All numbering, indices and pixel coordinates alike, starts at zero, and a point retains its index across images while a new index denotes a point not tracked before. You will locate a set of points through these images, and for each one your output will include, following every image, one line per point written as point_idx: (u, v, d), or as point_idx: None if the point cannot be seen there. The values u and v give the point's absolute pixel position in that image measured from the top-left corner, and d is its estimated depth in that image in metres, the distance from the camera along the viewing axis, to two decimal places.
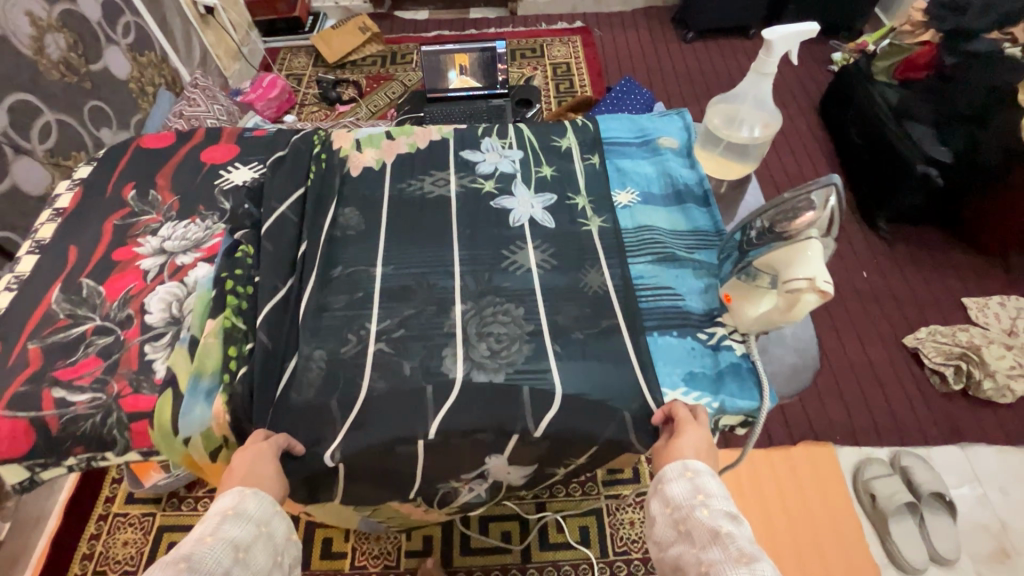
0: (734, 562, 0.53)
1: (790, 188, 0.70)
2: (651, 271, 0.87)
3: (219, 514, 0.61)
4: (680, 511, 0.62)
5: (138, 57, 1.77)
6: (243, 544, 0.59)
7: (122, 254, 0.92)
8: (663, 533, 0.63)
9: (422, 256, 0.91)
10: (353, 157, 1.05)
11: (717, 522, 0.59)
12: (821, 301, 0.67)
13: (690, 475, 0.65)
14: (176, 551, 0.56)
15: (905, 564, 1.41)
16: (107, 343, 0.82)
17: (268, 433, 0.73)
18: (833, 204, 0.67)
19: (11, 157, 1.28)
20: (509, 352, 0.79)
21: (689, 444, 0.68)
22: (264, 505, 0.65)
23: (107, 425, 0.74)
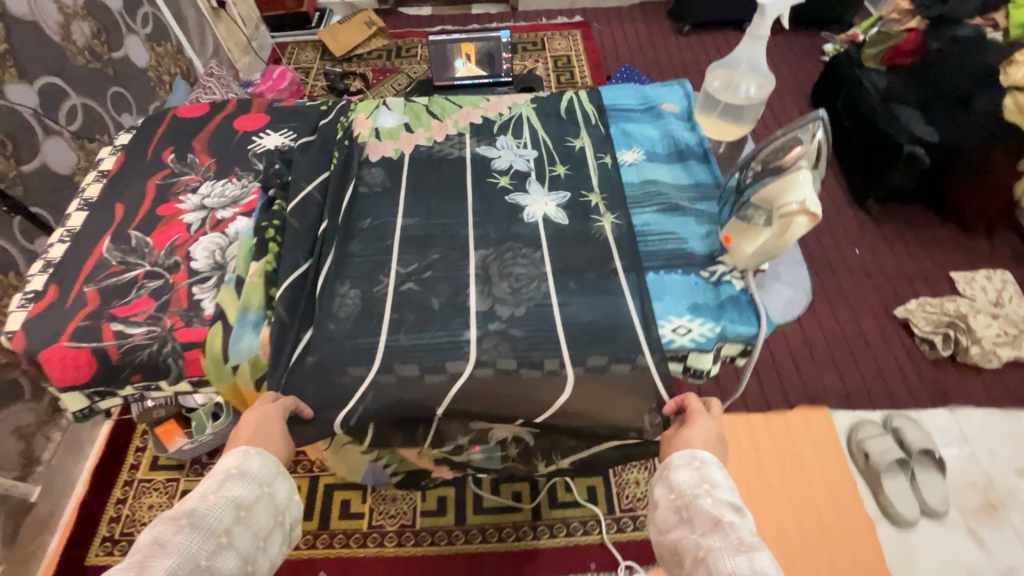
0: (733, 550, 0.58)
1: (783, 127, 0.81)
2: (655, 219, 0.94)
3: (224, 472, 0.66)
4: (683, 498, 0.67)
5: (155, 46, 1.83)
6: (244, 503, 0.64)
7: (166, 209, 1.00)
8: (664, 518, 0.68)
9: (445, 209, 0.98)
10: (371, 144, 1.08)
11: (717, 510, 0.63)
12: (812, 224, 0.76)
13: (698, 465, 0.70)
14: (180, 508, 0.61)
15: (896, 516, 1.49)
16: (158, 286, 0.88)
17: (276, 395, 0.79)
18: (820, 137, 0.77)
19: (41, 136, 1.35)
20: (529, 290, 0.87)
21: (697, 437, 0.74)
22: (266, 467, 0.70)
23: (163, 354, 0.82)
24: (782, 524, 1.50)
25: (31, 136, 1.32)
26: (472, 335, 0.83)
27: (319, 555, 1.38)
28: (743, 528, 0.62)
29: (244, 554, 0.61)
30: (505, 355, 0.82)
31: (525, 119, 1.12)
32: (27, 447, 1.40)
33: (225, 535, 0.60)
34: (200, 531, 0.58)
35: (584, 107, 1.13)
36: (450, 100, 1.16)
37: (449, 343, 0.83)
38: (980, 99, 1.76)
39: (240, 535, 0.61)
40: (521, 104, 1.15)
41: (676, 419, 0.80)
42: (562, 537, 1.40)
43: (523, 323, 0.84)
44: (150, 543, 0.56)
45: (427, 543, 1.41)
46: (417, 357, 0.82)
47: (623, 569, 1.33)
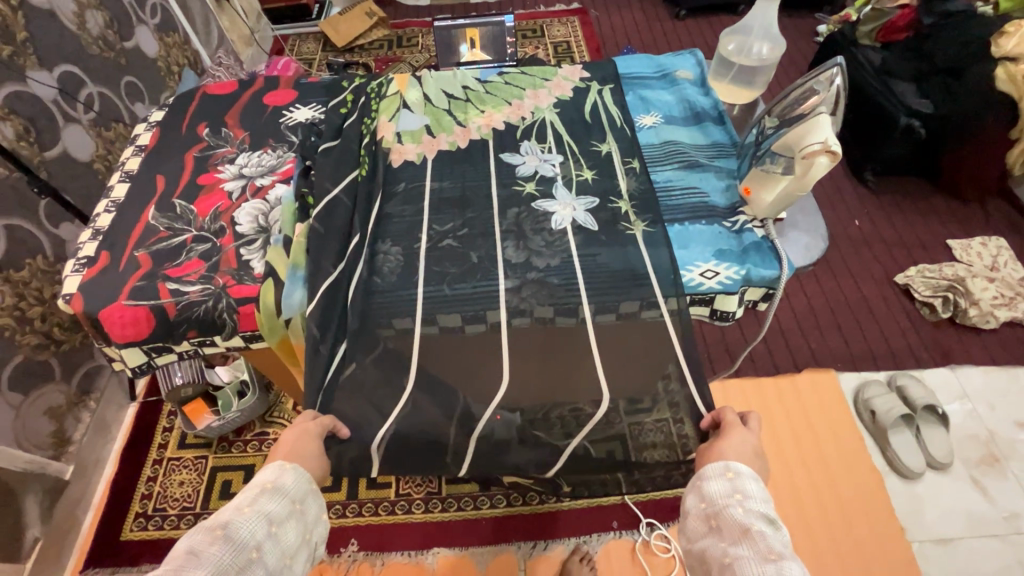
0: (760, 560, 0.57)
1: (801, 78, 0.88)
2: (677, 175, 0.99)
3: (259, 486, 0.65)
4: (714, 506, 0.66)
5: (164, 37, 1.79)
6: (276, 519, 0.62)
7: (206, 179, 1.03)
8: (694, 527, 0.67)
9: (475, 174, 1.02)
10: (395, 149, 1.07)
11: (748, 520, 0.62)
12: (833, 163, 0.80)
13: (731, 476, 0.68)
14: (214, 518, 0.59)
15: (903, 469, 1.55)
16: (206, 248, 0.92)
17: (315, 413, 0.79)
18: (837, 86, 0.84)
19: (62, 123, 1.32)
20: (562, 243, 0.91)
21: (731, 450, 0.71)
22: (301, 482, 0.68)
23: (218, 310, 0.86)
24: (794, 477, 1.57)
25: (53, 122, 1.29)
26: (511, 284, 0.88)
27: (349, 524, 1.34)
28: (775, 541, 0.60)
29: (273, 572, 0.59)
30: (542, 304, 0.87)
31: (548, 123, 1.10)
32: (59, 426, 1.34)
33: (256, 549, 0.59)
34: (232, 544, 0.57)
35: (609, 110, 1.11)
36: (472, 102, 1.15)
37: (487, 294, 0.88)
38: (973, 70, 1.80)
39: (271, 552, 0.60)
40: (544, 108, 1.13)
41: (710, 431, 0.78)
42: (585, 500, 1.37)
43: (559, 271, 0.89)
44: (184, 551, 0.54)
45: (455, 508, 1.36)
46: (460, 308, 0.87)
47: (644, 527, 1.32)
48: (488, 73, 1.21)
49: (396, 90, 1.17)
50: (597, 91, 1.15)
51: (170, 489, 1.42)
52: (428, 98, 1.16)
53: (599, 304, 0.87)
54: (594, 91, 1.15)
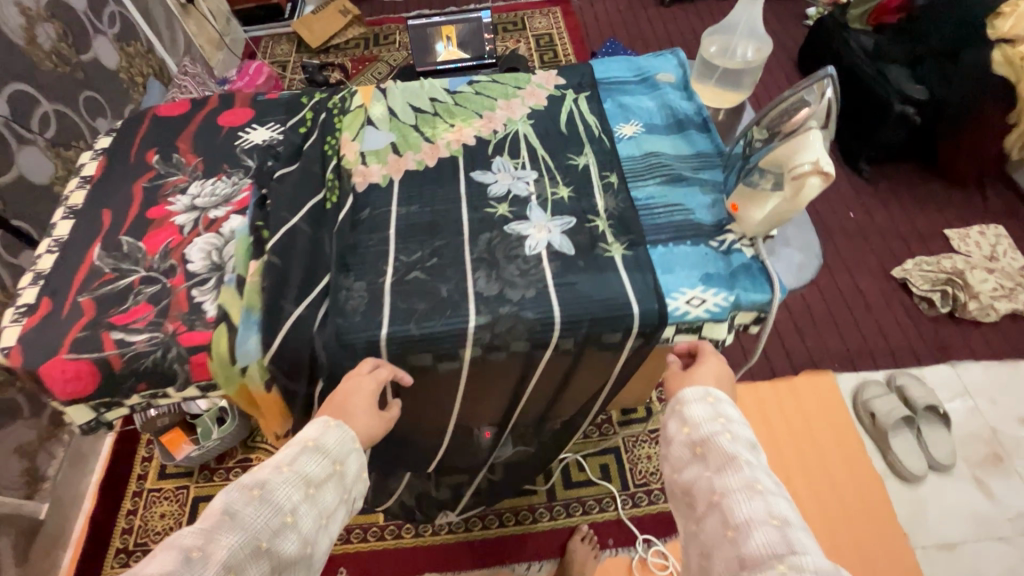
0: (747, 492, 0.60)
1: (790, 89, 0.80)
2: (660, 192, 0.93)
3: (300, 444, 0.65)
4: (699, 434, 0.68)
5: (125, 47, 1.69)
6: (314, 481, 0.62)
7: (156, 212, 0.96)
8: (677, 454, 0.69)
9: (444, 195, 0.95)
10: (358, 170, 0.99)
11: (734, 448, 0.65)
12: (824, 184, 0.73)
13: (711, 400, 0.71)
14: (255, 475, 0.59)
15: (905, 472, 1.51)
16: (155, 291, 0.86)
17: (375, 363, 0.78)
18: (831, 97, 0.75)
19: (15, 145, 1.23)
20: (537, 271, 0.84)
21: (706, 375, 0.75)
22: (343, 441, 0.67)
23: (167, 359, 0.79)
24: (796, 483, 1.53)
25: (2, 146, 1.20)
26: (482, 320, 0.80)
27: (337, 552, 1.28)
28: (759, 472, 0.63)
29: (306, 536, 0.59)
30: (518, 339, 0.80)
31: (523, 136, 1.03)
32: (31, 464, 1.27)
33: (293, 511, 0.58)
34: (269, 505, 0.57)
35: (585, 118, 1.05)
36: (441, 116, 1.08)
37: (455, 333, 0.80)
38: (969, 52, 1.74)
39: (308, 513, 0.60)
40: (517, 119, 1.06)
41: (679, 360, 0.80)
42: (578, 516, 1.32)
43: (534, 304, 0.81)
44: (220, 510, 0.54)
45: (446, 530, 1.31)
46: (430, 347, 0.80)
47: (641, 544, 1.27)
48: (457, 82, 1.14)
49: (360, 104, 1.10)
50: (573, 99, 1.08)
51: (151, 522, 1.36)
52: (394, 113, 1.09)
53: (579, 335, 0.81)
54: (570, 99, 1.08)
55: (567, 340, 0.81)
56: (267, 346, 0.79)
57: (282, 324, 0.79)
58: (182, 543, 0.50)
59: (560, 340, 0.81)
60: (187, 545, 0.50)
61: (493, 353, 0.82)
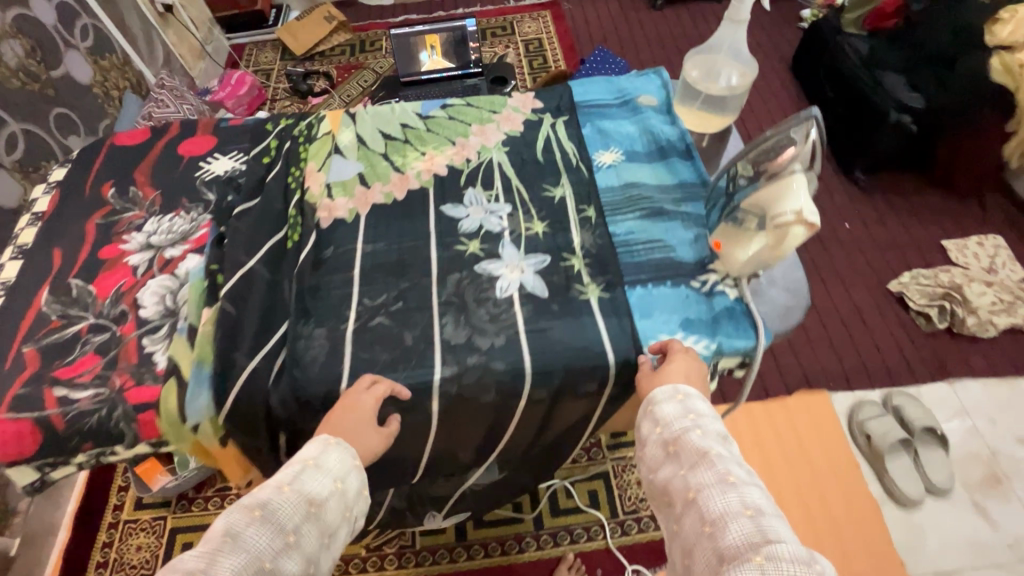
0: (720, 486, 0.59)
1: (772, 128, 0.74)
2: (639, 227, 0.88)
3: (301, 464, 0.65)
4: (670, 432, 0.66)
5: (99, 60, 1.61)
6: (315, 499, 0.62)
7: (109, 252, 0.91)
8: (653, 454, 0.67)
9: (413, 231, 0.90)
10: (323, 205, 0.94)
11: (705, 443, 0.64)
12: (809, 233, 0.69)
13: (681, 397, 0.69)
14: (256, 495, 0.60)
15: (902, 496, 1.47)
16: (104, 340, 0.81)
17: (371, 380, 0.74)
18: (815, 138, 0.70)
19: None
20: (508, 315, 0.80)
21: (677, 371, 0.71)
22: (344, 460, 0.67)
23: (113, 419, 0.74)
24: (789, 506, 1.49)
25: None
26: (448, 372, 0.75)
27: None
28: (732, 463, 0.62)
29: (307, 556, 0.59)
30: (488, 390, 0.75)
31: (498, 164, 0.98)
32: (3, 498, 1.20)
33: (294, 531, 0.58)
34: (271, 525, 0.57)
35: (563, 145, 1.00)
36: (411, 143, 1.03)
37: (419, 386, 0.75)
38: (967, 58, 1.67)
39: (309, 532, 0.60)
40: (491, 146, 1.01)
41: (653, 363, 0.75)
42: (566, 545, 1.27)
43: (504, 354, 0.76)
44: (222, 532, 0.54)
45: (430, 562, 1.26)
46: (393, 400, 0.76)
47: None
48: (430, 105, 1.09)
49: (328, 130, 1.05)
50: (551, 124, 1.03)
51: (127, 556, 1.25)
52: (363, 140, 1.03)
53: (553, 385, 0.76)
54: (547, 124, 1.03)
55: (539, 391, 0.76)
56: (221, 403, 0.74)
57: (234, 378, 0.75)
58: (184, 565, 0.50)
59: (532, 392, 0.76)
60: (191, 567, 0.50)
61: (463, 405, 0.77)
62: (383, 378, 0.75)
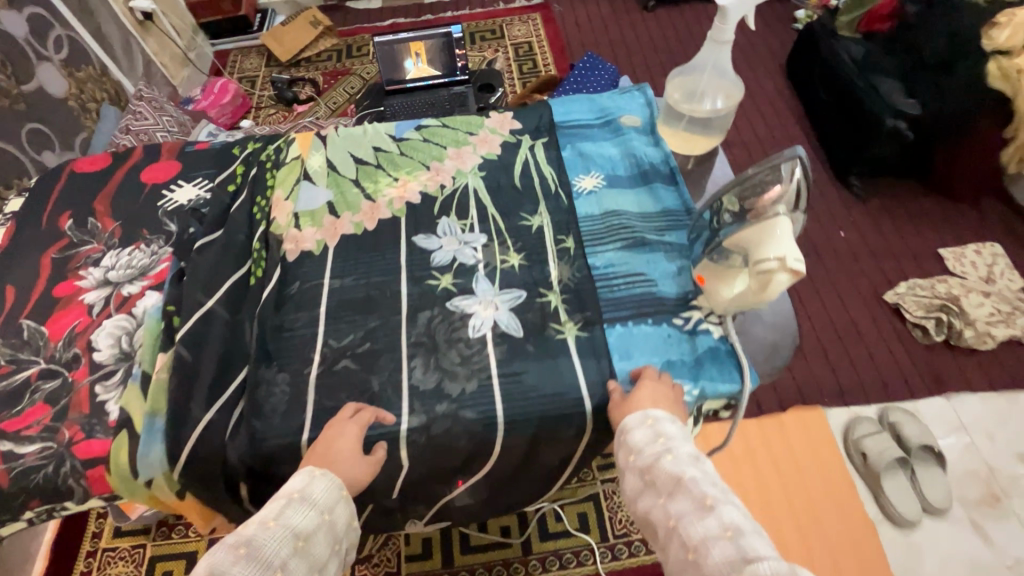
0: (699, 513, 0.56)
1: (755, 165, 0.69)
2: (620, 259, 0.83)
3: (286, 496, 0.61)
4: (643, 459, 0.63)
5: (75, 72, 1.54)
6: (302, 532, 0.58)
7: (64, 289, 0.87)
8: (631, 484, 0.63)
9: (383, 264, 0.86)
10: (290, 236, 0.90)
11: (677, 467, 0.60)
12: (794, 281, 0.63)
13: (651, 423, 0.65)
14: (240, 533, 0.55)
15: (899, 518, 1.36)
16: (54, 387, 0.77)
17: (356, 406, 0.71)
18: (800, 178, 0.66)
19: None
20: (481, 357, 0.75)
21: (645, 396, 0.68)
22: (331, 490, 0.63)
23: (61, 475, 0.70)
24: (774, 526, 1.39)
25: None
26: (416, 421, 0.71)
27: None
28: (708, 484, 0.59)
29: None
30: (459, 439, 0.71)
31: (474, 190, 0.94)
32: None
33: (282, 567, 0.54)
34: (256, 563, 0.53)
35: (541, 169, 0.95)
36: (384, 168, 0.98)
37: (384, 437, 0.71)
38: (964, 63, 1.60)
39: (297, 567, 0.56)
40: (467, 171, 0.97)
41: (625, 389, 0.72)
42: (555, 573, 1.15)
43: (475, 402, 0.72)
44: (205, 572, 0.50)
45: None
46: None
47: None
48: (404, 127, 1.04)
49: (297, 155, 1.00)
50: (529, 146, 0.99)
51: None
52: (333, 165, 0.99)
53: (528, 433, 0.72)
54: (526, 146, 0.99)
55: (514, 439, 0.72)
56: (174, 459, 0.69)
57: (188, 430, 0.70)
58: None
59: (506, 440, 0.72)
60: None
61: (434, 455, 0.72)
62: (367, 403, 0.72)
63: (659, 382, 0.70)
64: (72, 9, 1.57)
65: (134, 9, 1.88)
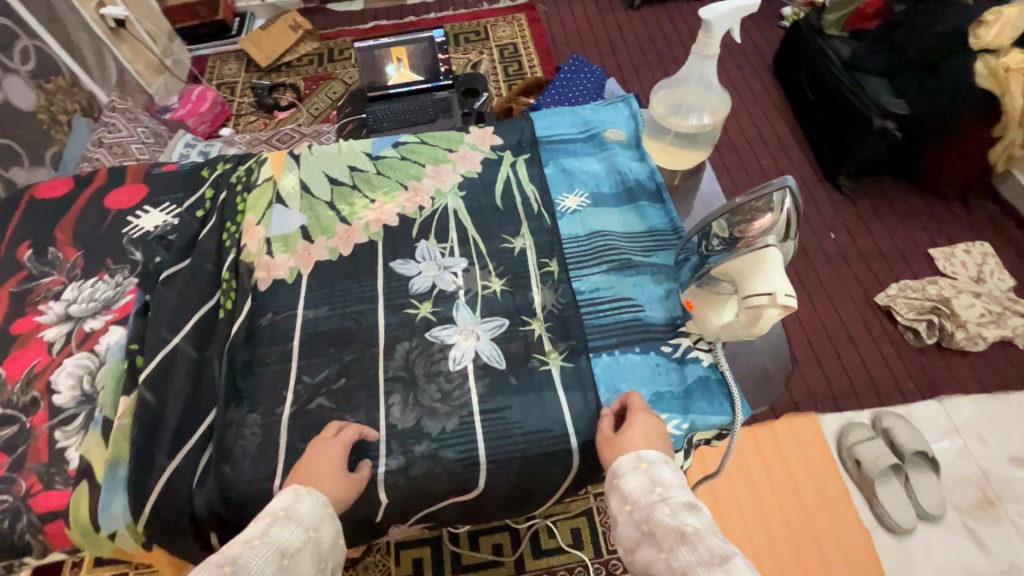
0: (707, 565, 0.49)
1: (743, 192, 0.64)
2: (605, 283, 0.80)
3: (270, 515, 0.56)
4: (640, 509, 0.57)
5: (43, 84, 1.48)
6: (288, 551, 0.53)
7: (23, 325, 0.82)
8: (626, 535, 0.57)
9: (359, 292, 0.82)
10: (262, 263, 0.86)
11: (677, 518, 0.55)
12: (784, 316, 0.61)
13: (645, 467, 0.60)
14: (221, 553, 0.50)
15: (894, 526, 1.29)
16: (12, 434, 0.73)
17: (338, 427, 0.68)
18: (790, 207, 0.62)
19: None
20: (462, 393, 0.72)
21: (638, 434, 0.64)
22: (317, 508, 0.59)
23: (17, 531, 0.66)
24: (766, 540, 1.31)
25: None
26: (394, 463, 0.68)
27: None
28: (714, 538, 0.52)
29: None
30: (440, 481, 0.68)
31: (453, 211, 0.90)
32: None
33: None
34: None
35: (523, 187, 0.92)
36: (360, 188, 0.94)
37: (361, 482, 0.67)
38: (950, 65, 1.55)
39: None
40: (446, 191, 0.93)
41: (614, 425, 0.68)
42: None
43: (455, 441, 0.69)
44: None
45: None
46: None
47: None
48: (381, 144, 1.00)
49: (268, 176, 0.96)
50: (511, 163, 0.95)
51: None
52: (306, 186, 0.94)
53: (512, 472, 0.69)
54: (508, 163, 0.95)
55: (498, 479, 0.69)
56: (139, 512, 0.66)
57: (153, 479, 0.67)
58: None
59: (490, 480, 0.69)
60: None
61: (415, 499, 0.69)
62: (349, 423, 0.70)
63: (650, 418, 0.66)
64: (39, 18, 1.50)
65: (106, 16, 1.78)
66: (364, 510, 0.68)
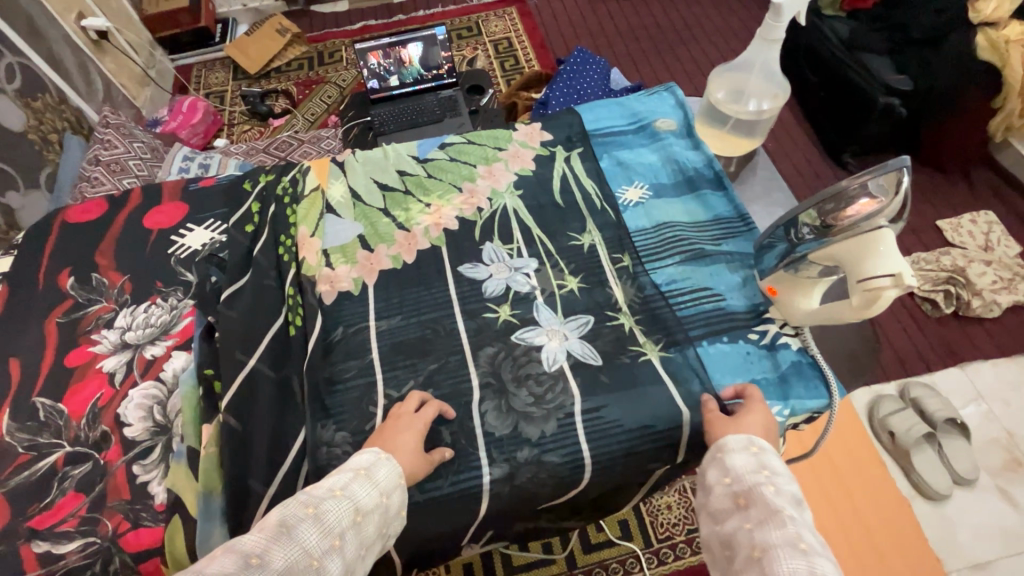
0: (790, 549, 0.47)
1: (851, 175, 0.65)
2: (681, 274, 0.80)
3: (352, 471, 0.55)
4: (741, 484, 0.55)
5: (31, 102, 1.38)
6: (362, 508, 0.53)
7: (77, 357, 0.78)
8: (717, 505, 0.56)
9: (431, 298, 0.80)
10: (324, 276, 0.83)
11: (778, 501, 0.52)
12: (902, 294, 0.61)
13: (756, 450, 0.58)
14: (308, 492, 0.51)
15: (932, 495, 1.20)
16: (86, 472, 0.69)
17: (419, 401, 0.68)
18: (906, 188, 0.61)
19: None
20: (555, 395, 0.71)
21: (755, 423, 0.62)
22: (392, 476, 0.57)
23: (109, 573, 0.63)
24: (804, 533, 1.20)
25: None
26: (498, 472, 0.67)
27: None
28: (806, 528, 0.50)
29: (348, 564, 0.49)
30: (542, 484, 0.67)
31: (511, 209, 0.89)
32: None
33: (338, 538, 0.49)
34: (321, 526, 0.49)
35: (581, 183, 0.91)
36: (413, 193, 0.92)
37: (465, 492, 0.66)
38: (952, 38, 1.46)
39: (351, 542, 0.50)
40: (503, 191, 0.91)
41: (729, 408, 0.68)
42: None
43: (558, 444, 0.68)
44: (276, 522, 0.47)
45: None
46: (439, 509, 0.66)
47: None
48: (427, 147, 0.98)
49: (315, 185, 0.92)
50: (565, 159, 0.94)
51: None
52: (358, 193, 0.92)
53: (617, 472, 0.68)
54: (562, 159, 0.94)
55: (603, 479, 0.68)
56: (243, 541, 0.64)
57: (250, 505, 0.65)
58: (243, 545, 0.44)
59: (594, 481, 0.68)
60: (248, 547, 0.44)
61: (519, 505, 0.68)
62: (431, 398, 0.70)
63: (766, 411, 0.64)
64: (22, 34, 1.39)
65: (87, 28, 1.68)
66: (467, 520, 0.67)
